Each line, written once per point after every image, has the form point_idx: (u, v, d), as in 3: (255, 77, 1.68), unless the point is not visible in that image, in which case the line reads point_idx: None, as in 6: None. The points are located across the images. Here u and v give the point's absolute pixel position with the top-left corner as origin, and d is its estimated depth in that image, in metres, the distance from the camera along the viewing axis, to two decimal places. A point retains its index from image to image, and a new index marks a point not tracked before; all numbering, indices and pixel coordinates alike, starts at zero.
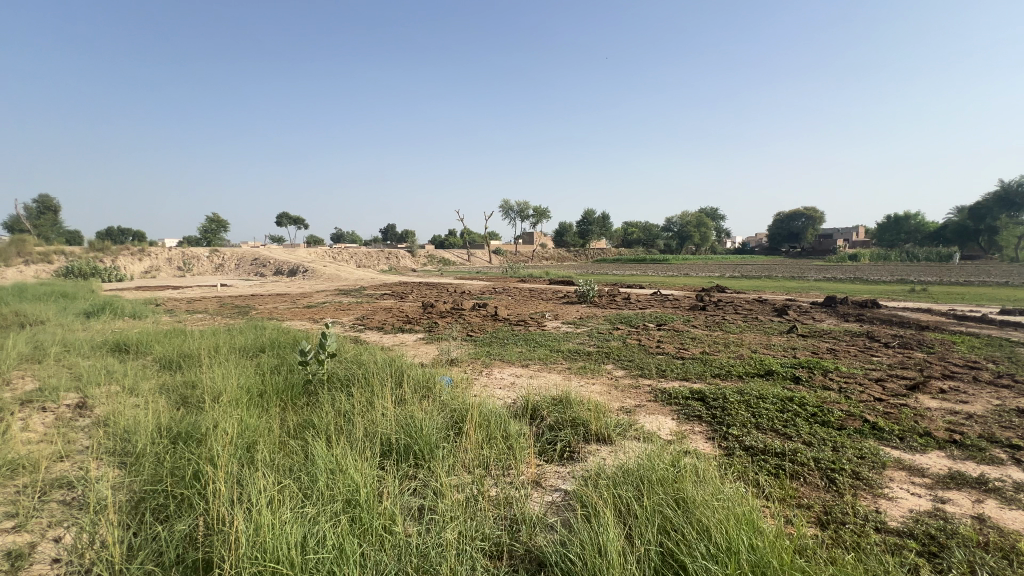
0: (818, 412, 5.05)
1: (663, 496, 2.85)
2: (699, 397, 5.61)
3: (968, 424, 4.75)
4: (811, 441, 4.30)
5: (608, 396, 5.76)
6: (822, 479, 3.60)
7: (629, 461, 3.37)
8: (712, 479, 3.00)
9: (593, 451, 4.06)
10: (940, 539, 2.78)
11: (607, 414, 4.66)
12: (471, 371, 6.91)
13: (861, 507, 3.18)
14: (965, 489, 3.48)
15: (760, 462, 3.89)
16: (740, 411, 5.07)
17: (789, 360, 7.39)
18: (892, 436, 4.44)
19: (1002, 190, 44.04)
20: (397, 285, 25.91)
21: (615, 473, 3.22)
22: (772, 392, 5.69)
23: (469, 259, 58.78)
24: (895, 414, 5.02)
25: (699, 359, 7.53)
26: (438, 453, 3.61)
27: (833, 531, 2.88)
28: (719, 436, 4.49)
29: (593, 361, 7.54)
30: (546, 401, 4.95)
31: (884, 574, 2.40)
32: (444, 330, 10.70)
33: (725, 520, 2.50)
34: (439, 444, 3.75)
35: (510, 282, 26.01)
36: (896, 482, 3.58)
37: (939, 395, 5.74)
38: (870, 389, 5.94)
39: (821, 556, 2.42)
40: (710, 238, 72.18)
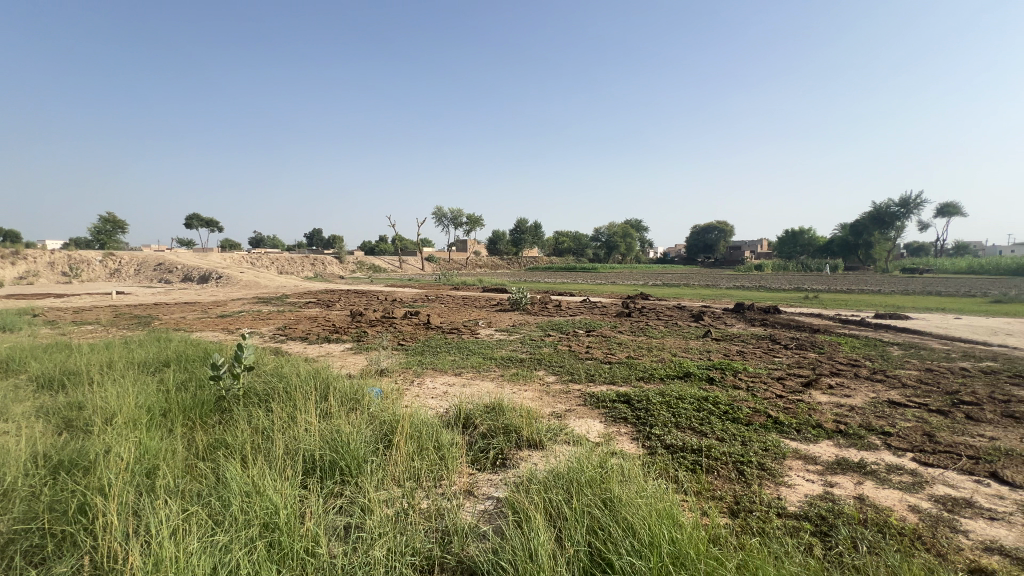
0: (729, 410, 5.48)
1: (590, 496, 2.94)
2: (625, 399, 5.87)
3: (851, 415, 5.38)
4: (723, 437, 4.64)
5: (539, 402, 5.85)
6: (733, 471, 3.90)
7: (559, 465, 3.43)
8: (639, 478, 3.15)
9: (524, 457, 4.10)
10: (830, 520, 3.10)
11: (538, 420, 4.71)
12: (402, 381, 6.73)
13: (767, 495, 3.47)
14: (849, 472, 3.93)
15: (680, 458, 4.14)
16: (661, 412, 5.37)
17: (704, 362, 7.97)
18: (791, 429, 4.92)
19: (874, 210, 50.41)
20: (325, 292, 24.70)
21: (545, 477, 3.28)
22: (689, 392, 6.09)
23: (401, 266, 57.73)
24: (793, 409, 5.58)
25: (624, 364, 7.89)
26: (365, 469, 3.45)
27: (742, 519, 3.13)
28: (643, 435, 4.73)
29: (525, 368, 7.61)
30: (478, 409, 4.93)
31: (785, 553, 2.63)
32: (373, 339, 10.35)
33: (648, 515, 2.64)
34: (367, 458, 3.60)
35: (444, 290, 25.90)
36: (794, 470, 3.97)
37: (828, 390, 6.46)
38: (772, 387, 6.55)
39: (732, 542, 2.62)
40: (635, 249, 76.87)
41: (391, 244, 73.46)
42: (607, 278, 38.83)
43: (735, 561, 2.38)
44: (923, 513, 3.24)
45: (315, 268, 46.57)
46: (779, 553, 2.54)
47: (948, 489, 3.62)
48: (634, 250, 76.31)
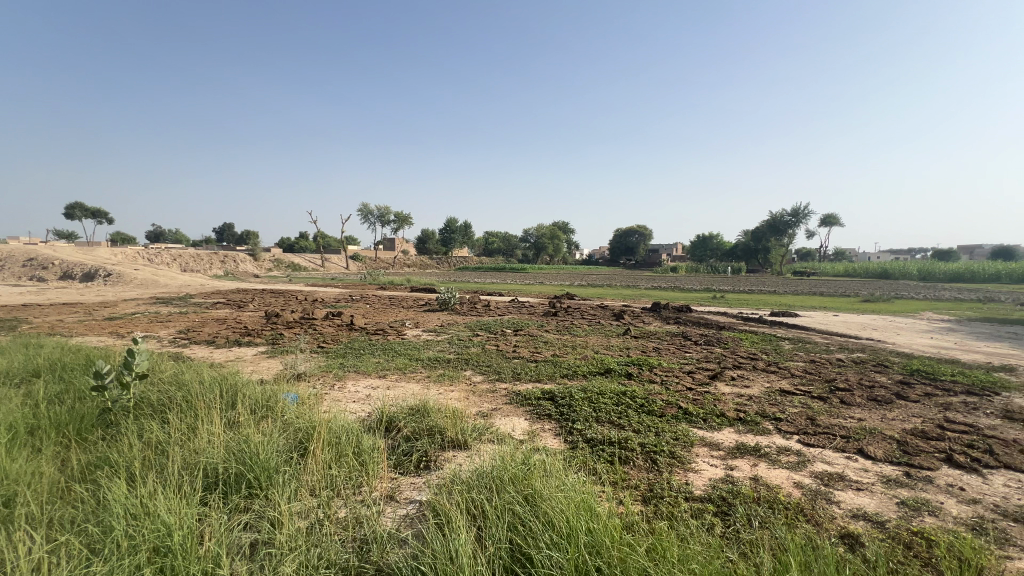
0: (645, 403, 5.82)
1: (512, 493, 2.97)
2: (549, 396, 6.02)
3: (749, 403, 5.94)
4: (639, 429, 4.92)
5: (465, 402, 5.83)
6: (647, 461, 4.14)
7: (483, 464, 3.44)
8: (560, 472, 3.24)
9: (449, 458, 4.05)
10: (729, 500, 3.40)
11: (464, 420, 4.69)
12: (322, 385, 6.41)
13: (677, 481, 3.72)
14: (746, 456, 4.33)
15: (599, 451, 4.33)
16: (583, 407, 5.57)
17: (624, 358, 8.40)
18: (698, 419, 5.33)
19: (771, 219, 56.07)
20: (237, 292, 22.84)
21: (469, 477, 3.28)
22: (609, 388, 6.39)
23: (323, 265, 54.84)
24: (701, 400, 6.05)
25: (550, 361, 8.10)
26: (277, 480, 3.23)
27: (654, 505, 3.33)
28: (566, 431, 4.88)
29: (452, 368, 7.56)
30: (402, 411, 4.81)
31: (689, 533, 2.84)
32: (291, 342, 9.75)
33: (568, 507, 2.73)
34: (279, 469, 3.37)
35: (369, 289, 25.04)
36: (700, 457, 4.29)
37: (731, 382, 7.08)
38: (683, 380, 7.06)
39: (643, 528, 2.78)
40: (562, 250, 79.17)
41: (313, 241, 69.59)
42: (535, 279, 39.67)
43: (645, 545, 2.53)
44: (806, 488, 3.66)
45: (225, 265, 42.87)
46: (684, 535, 2.74)
47: (826, 466, 4.11)
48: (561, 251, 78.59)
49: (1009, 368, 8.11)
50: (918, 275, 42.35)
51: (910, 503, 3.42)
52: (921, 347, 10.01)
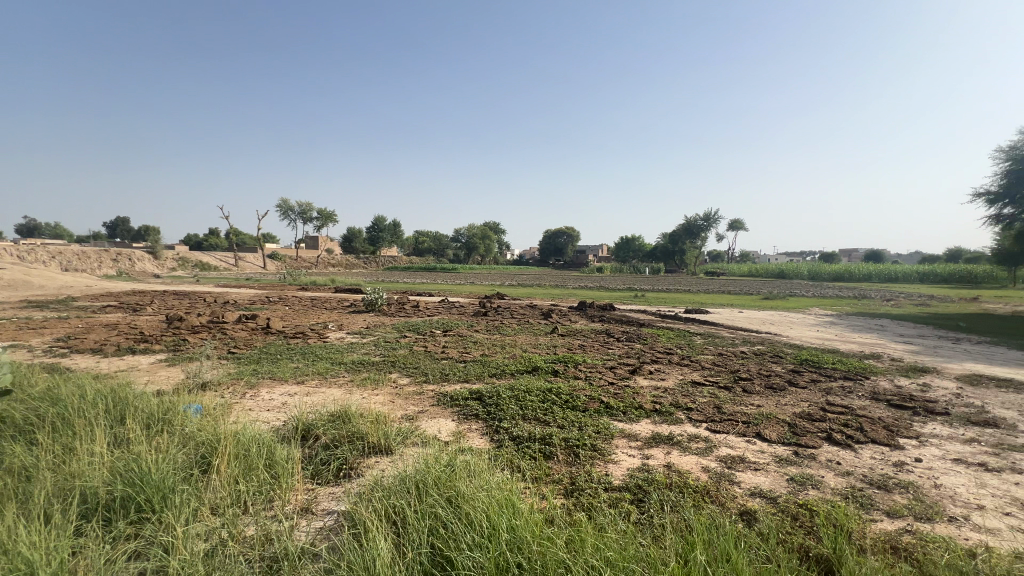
0: (570, 398, 6.00)
1: (435, 496, 2.93)
2: (477, 396, 6.02)
3: (664, 395, 6.34)
4: (563, 424, 5.07)
5: (390, 406, 5.65)
6: (570, 455, 4.27)
7: (406, 468, 3.36)
8: (485, 472, 3.25)
9: (371, 464, 3.91)
10: (644, 487, 3.60)
11: (388, 424, 4.55)
12: (232, 394, 5.92)
13: (597, 473, 3.88)
14: (661, 444, 4.61)
15: (525, 448, 4.39)
16: (510, 405, 5.63)
17: (550, 356, 8.61)
18: (619, 412, 5.59)
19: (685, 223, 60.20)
20: (131, 293, 20.44)
21: (391, 482, 3.19)
22: (536, 385, 6.51)
23: (236, 264, 50.68)
24: (621, 393, 6.36)
25: (478, 361, 8.10)
26: (173, 500, 2.94)
27: (575, 497, 3.45)
28: (492, 430, 4.90)
29: (377, 371, 7.30)
30: (321, 419, 4.57)
31: (606, 521, 2.97)
32: (195, 348, 8.89)
33: (490, 507, 2.75)
34: (175, 488, 3.06)
35: (289, 290, 23.54)
36: (620, 448, 4.51)
37: (649, 375, 7.50)
38: (606, 375, 7.37)
39: (564, 521, 2.87)
40: (493, 250, 79.59)
41: (224, 238, 64.05)
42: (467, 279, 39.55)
43: (565, 537, 2.62)
44: (712, 472, 3.97)
45: (117, 263, 38.19)
46: (601, 523, 2.85)
47: (729, 450, 4.49)
48: (492, 251, 78.93)
49: (877, 355, 9.36)
50: (808, 274, 47.49)
51: (797, 479, 3.84)
52: (809, 339, 11.25)
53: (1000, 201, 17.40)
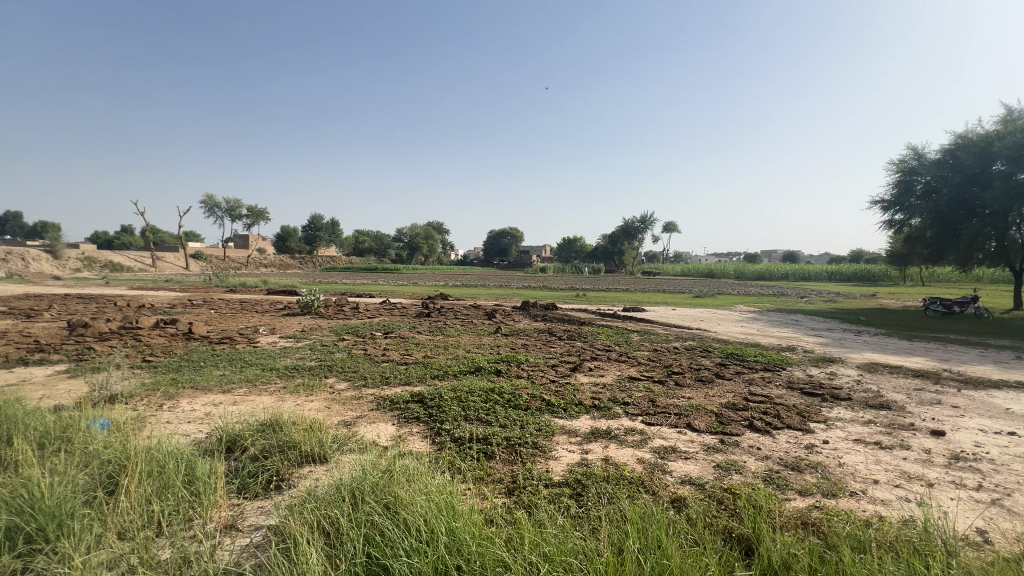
0: (512, 398, 6.05)
1: (372, 504, 2.85)
2: (418, 399, 5.91)
3: (603, 391, 6.54)
4: (505, 423, 5.10)
5: (326, 412, 5.42)
6: (512, 454, 4.30)
7: (342, 475, 3.24)
8: (424, 475, 3.20)
9: (305, 475, 3.73)
10: (583, 481, 3.70)
11: (324, 431, 4.36)
12: (147, 406, 5.42)
13: (538, 470, 3.94)
14: (599, 439, 4.76)
15: (467, 449, 4.37)
16: (452, 406, 5.58)
17: (494, 356, 8.63)
18: (560, 409, 5.71)
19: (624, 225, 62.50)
20: (25, 297, 18.15)
21: (325, 492, 3.06)
22: (478, 386, 6.50)
23: (153, 264, 46.49)
24: (562, 391, 6.49)
25: (420, 363, 7.96)
26: (72, 528, 2.65)
27: (516, 495, 3.48)
28: (434, 432, 4.84)
29: (313, 377, 6.98)
30: (249, 429, 4.29)
31: (547, 517, 3.02)
32: (103, 357, 8.05)
33: (429, 512, 2.71)
34: (75, 513, 2.76)
35: (215, 292, 21.94)
36: (560, 445, 4.60)
37: (589, 372, 7.72)
38: (547, 374, 7.50)
39: (504, 520, 2.89)
40: (437, 250, 78.58)
41: (139, 236, 58.62)
42: (403, 279, 40.09)
43: (505, 536, 2.64)
44: (646, 463, 4.15)
45: (6, 263, 33.80)
46: (541, 520, 2.90)
47: (662, 441, 4.72)
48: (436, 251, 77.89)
49: (792, 348, 10.21)
50: (734, 274, 50.88)
51: (723, 465, 4.10)
52: (735, 335, 12.07)
53: (892, 208, 19.56)
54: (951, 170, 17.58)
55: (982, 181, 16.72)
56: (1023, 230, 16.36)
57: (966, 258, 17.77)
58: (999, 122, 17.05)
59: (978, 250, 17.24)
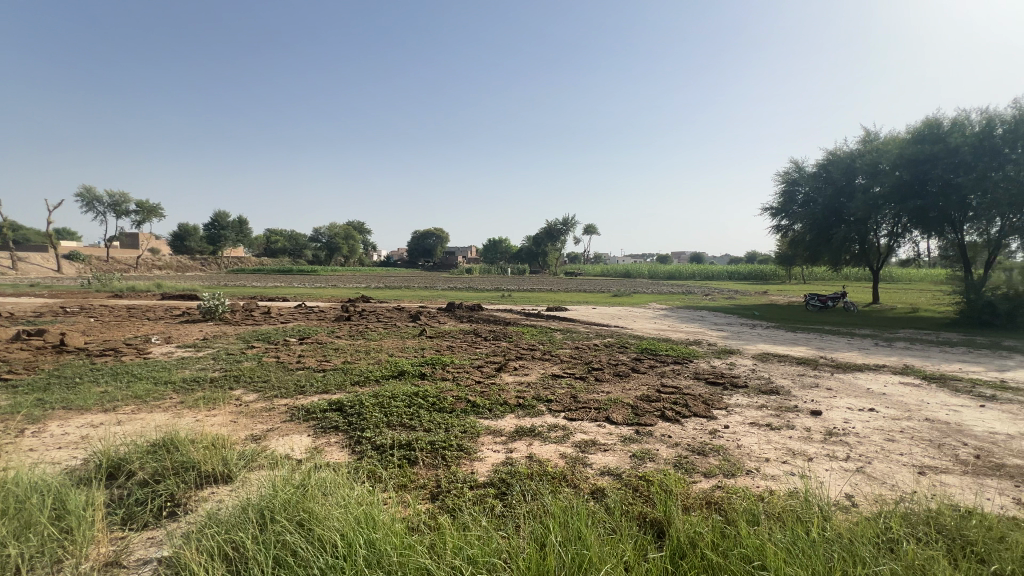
0: (437, 401, 5.95)
1: (284, 522, 2.67)
2: (336, 407, 5.62)
3: (528, 390, 6.66)
4: (429, 427, 5.01)
5: (231, 427, 4.96)
6: (436, 458, 4.24)
7: (249, 495, 3.00)
8: (342, 487, 3.05)
9: (206, 496, 3.40)
10: (507, 481, 3.74)
11: (229, 447, 4.01)
12: (3, 433, 4.62)
13: (462, 472, 3.92)
14: (524, 437, 4.84)
15: (388, 456, 4.24)
16: (374, 413, 5.38)
17: (418, 359, 8.44)
18: (485, 409, 5.73)
19: (548, 227, 64.13)
20: None
21: (230, 514, 2.81)
22: (402, 390, 6.32)
23: (14, 267, 39.76)
24: (488, 391, 6.51)
25: (340, 370, 7.58)
26: None
27: (440, 500, 3.44)
28: (354, 441, 4.63)
29: (217, 389, 6.37)
30: (138, 450, 3.83)
31: (471, 520, 3.00)
32: None
33: (348, 526, 2.59)
34: None
35: (96, 298, 19.29)
36: (485, 445, 4.62)
37: (514, 372, 7.82)
38: (473, 375, 7.49)
39: (428, 527, 2.84)
40: (358, 251, 75.44)
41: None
42: (314, 278, 42.07)
43: (426, 543, 2.59)
44: (568, 457, 4.29)
45: None
46: (465, 524, 2.88)
47: (583, 435, 4.91)
48: (357, 252, 74.73)
49: (698, 341, 11.11)
50: (649, 274, 54.27)
51: (638, 454, 4.36)
52: (649, 331, 12.87)
53: (779, 215, 22.02)
54: (824, 182, 20.18)
55: (848, 192, 19.32)
56: (877, 235, 19.12)
57: (837, 258, 20.42)
58: (860, 142, 19.82)
59: (845, 252, 19.89)
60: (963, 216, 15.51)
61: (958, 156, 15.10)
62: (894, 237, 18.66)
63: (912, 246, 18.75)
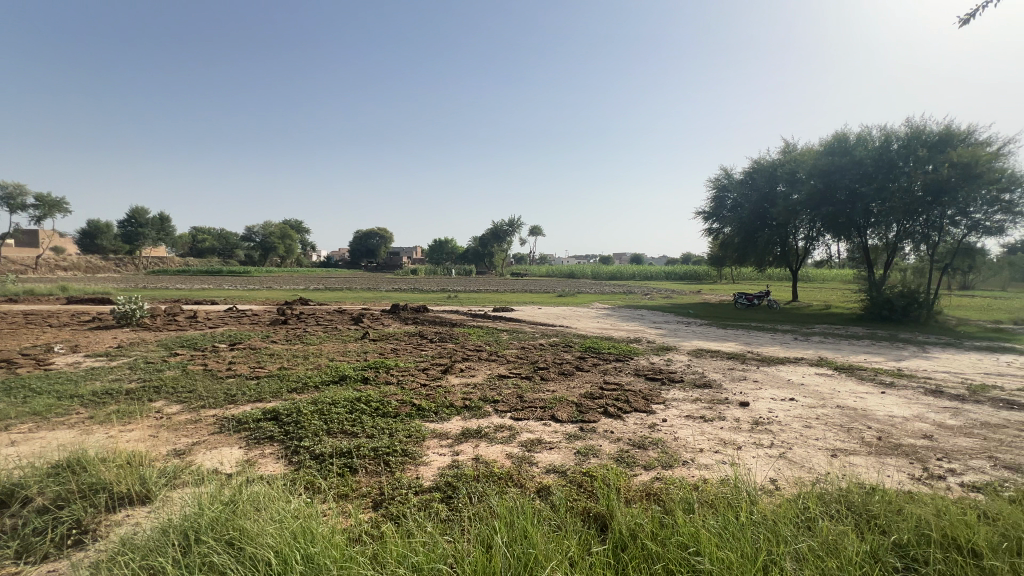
0: (380, 406, 5.78)
1: (211, 542, 2.49)
2: (272, 416, 5.32)
3: (475, 391, 6.63)
4: (373, 433, 4.87)
5: (151, 443, 4.56)
6: (379, 465, 4.12)
7: (171, 515, 2.78)
8: (277, 501, 2.89)
9: (119, 520, 3.11)
10: (454, 484, 3.70)
11: (148, 465, 3.68)
12: None
13: (407, 478, 3.84)
14: (470, 439, 4.82)
15: (328, 465, 4.07)
16: (313, 421, 5.14)
17: (360, 363, 8.16)
18: (430, 412, 5.64)
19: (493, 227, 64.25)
20: None
21: (148, 537, 2.58)
22: (343, 396, 6.08)
23: None
24: (433, 394, 6.42)
25: (275, 376, 7.17)
26: None
27: (384, 508, 3.34)
28: (290, 451, 4.40)
29: (134, 402, 5.83)
30: (36, 473, 3.42)
31: (416, 526, 2.95)
32: None
33: (282, 542, 2.47)
34: None
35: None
36: (431, 449, 4.55)
37: (460, 374, 7.76)
38: (418, 378, 7.35)
39: (370, 538, 2.75)
40: (296, 251, 71.93)
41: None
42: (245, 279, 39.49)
43: (367, 554, 2.50)
44: (514, 457, 4.32)
45: None
46: (409, 531, 2.82)
47: (529, 435, 4.97)
48: (294, 252, 71.20)
49: (638, 339, 11.56)
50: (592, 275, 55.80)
51: (582, 451, 4.47)
52: (592, 330, 13.24)
53: (711, 219, 23.45)
54: (750, 189, 21.75)
55: (771, 198, 20.94)
56: (796, 239, 20.81)
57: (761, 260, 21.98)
58: (781, 152, 21.54)
59: (768, 254, 21.49)
60: (867, 223, 17.16)
61: (862, 168, 16.73)
62: (810, 240, 20.37)
63: (825, 249, 20.55)
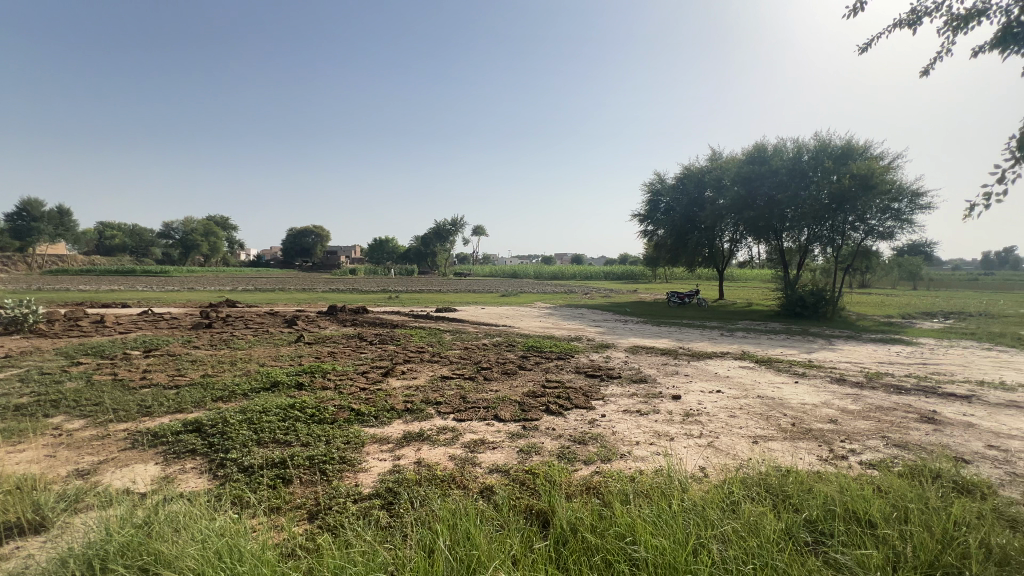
0: (316, 412, 5.52)
1: (121, 569, 2.27)
2: (193, 427, 4.92)
3: (416, 394, 6.50)
4: (308, 441, 4.64)
5: (48, 464, 4.07)
6: (315, 474, 3.93)
7: (73, 544, 2.49)
8: (199, 519, 2.68)
9: (4, 553, 2.74)
10: (394, 489, 3.61)
11: (43, 490, 3.27)
12: None
13: (345, 486, 3.70)
14: (412, 442, 4.72)
15: (259, 477, 3.83)
16: (241, 431, 4.82)
17: (294, 368, 7.75)
18: (370, 417, 5.46)
19: (436, 226, 63.46)
20: None
21: (43, 571, 2.31)
22: (275, 403, 5.74)
23: None
24: (373, 398, 6.22)
25: (198, 385, 6.64)
26: None
27: (319, 519, 3.20)
28: (215, 465, 4.10)
29: (26, 418, 5.16)
30: None
31: (354, 535, 2.85)
32: None
33: (205, 563, 2.30)
34: None
35: None
36: (371, 455, 4.41)
37: (401, 376, 7.58)
38: (357, 382, 7.09)
39: (305, 552, 2.62)
40: (222, 250, 67.13)
41: None
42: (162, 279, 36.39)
43: (300, 570, 2.38)
44: (457, 459, 4.29)
45: None
46: (348, 540, 2.72)
47: (472, 435, 4.95)
48: (220, 250, 66.40)
49: (579, 338, 11.87)
50: (534, 275, 56.62)
51: (525, 449, 4.52)
52: (535, 329, 13.44)
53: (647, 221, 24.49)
54: (682, 193, 22.97)
55: (700, 203, 22.22)
56: (722, 241, 22.13)
57: (692, 261, 23.28)
58: (709, 159, 22.91)
59: (698, 255, 22.76)
60: (782, 226, 18.39)
61: (778, 177, 18.21)
62: (735, 242, 21.82)
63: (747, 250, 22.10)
